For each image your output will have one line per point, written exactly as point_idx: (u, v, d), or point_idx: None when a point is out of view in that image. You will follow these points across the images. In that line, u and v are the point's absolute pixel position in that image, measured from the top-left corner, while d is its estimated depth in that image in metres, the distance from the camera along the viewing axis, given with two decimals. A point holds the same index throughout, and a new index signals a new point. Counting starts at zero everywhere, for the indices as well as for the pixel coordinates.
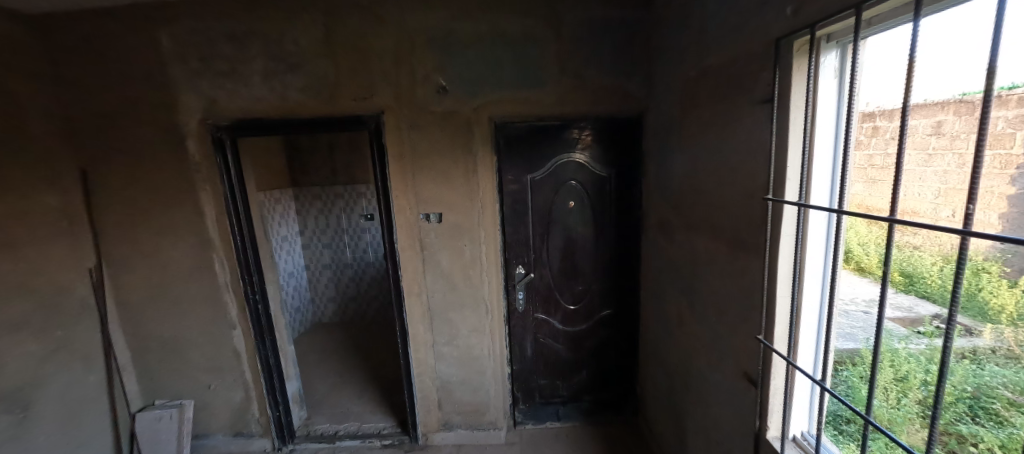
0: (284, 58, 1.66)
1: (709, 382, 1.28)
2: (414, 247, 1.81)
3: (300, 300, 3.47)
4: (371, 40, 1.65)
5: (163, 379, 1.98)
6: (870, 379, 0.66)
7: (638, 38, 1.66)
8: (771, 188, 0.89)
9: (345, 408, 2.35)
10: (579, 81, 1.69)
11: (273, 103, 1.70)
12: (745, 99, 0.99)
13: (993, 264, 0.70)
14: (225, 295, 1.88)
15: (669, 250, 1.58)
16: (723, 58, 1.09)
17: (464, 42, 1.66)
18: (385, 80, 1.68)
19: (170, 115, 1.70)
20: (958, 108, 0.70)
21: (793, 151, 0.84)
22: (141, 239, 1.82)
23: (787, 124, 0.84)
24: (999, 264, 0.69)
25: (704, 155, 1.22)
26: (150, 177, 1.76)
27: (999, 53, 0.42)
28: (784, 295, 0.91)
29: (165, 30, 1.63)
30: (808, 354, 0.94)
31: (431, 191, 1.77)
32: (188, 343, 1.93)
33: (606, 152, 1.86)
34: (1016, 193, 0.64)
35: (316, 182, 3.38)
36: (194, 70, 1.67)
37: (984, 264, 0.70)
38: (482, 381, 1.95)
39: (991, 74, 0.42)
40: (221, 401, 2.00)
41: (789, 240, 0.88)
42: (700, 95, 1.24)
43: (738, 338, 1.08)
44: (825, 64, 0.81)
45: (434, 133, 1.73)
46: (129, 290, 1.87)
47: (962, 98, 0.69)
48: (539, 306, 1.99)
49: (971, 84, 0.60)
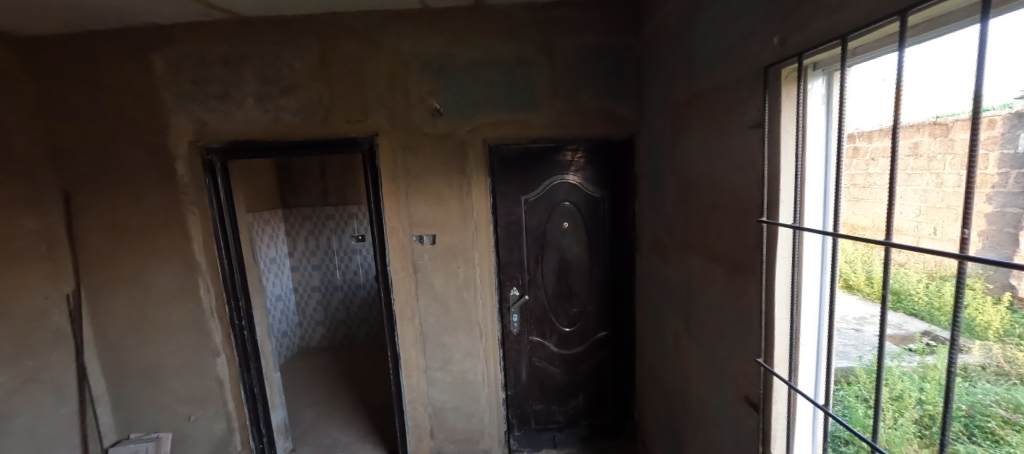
0: (279, 80, 1.67)
1: (708, 408, 1.26)
2: (407, 269, 1.78)
3: (287, 323, 3.38)
4: (368, 63, 1.67)
5: (139, 411, 1.87)
6: (875, 402, 0.63)
7: (629, 63, 1.71)
8: (766, 209, 0.89)
9: (333, 437, 2.26)
10: (573, 104, 1.73)
11: (266, 125, 1.70)
12: (736, 124, 1.01)
13: (977, 281, 0.73)
14: (209, 320, 1.81)
15: (664, 270, 1.57)
16: (712, 86, 1.12)
17: (459, 66, 1.69)
18: (380, 102, 1.70)
19: (161, 136, 1.68)
20: (933, 129, 0.75)
21: (786, 173, 0.86)
22: (122, 262, 1.76)
23: (779, 146, 0.86)
24: (982, 280, 0.73)
25: (697, 179, 1.24)
26: (136, 198, 1.72)
27: (983, 83, 0.42)
28: (783, 317, 0.91)
29: (162, 52, 1.64)
30: (810, 376, 0.93)
31: (425, 213, 1.76)
32: (168, 371, 1.84)
33: (598, 173, 1.89)
34: (993, 211, 0.68)
35: (307, 203, 3.35)
36: (186, 92, 1.67)
37: (969, 280, 0.75)
38: (477, 407, 1.90)
39: (977, 104, 0.43)
40: (201, 434, 1.90)
41: (785, 263, 0.88)
42: (691, 120, 1.26)
43: (737, 363, 1.06)
44: (813, 91, 0.84)
45: (428, 155, 1.74)
46: (107, 316, 1.79)
47: (937, 120, 0.73)
48: (533, 328, 1.96)
49: (958, 107, 0.62)
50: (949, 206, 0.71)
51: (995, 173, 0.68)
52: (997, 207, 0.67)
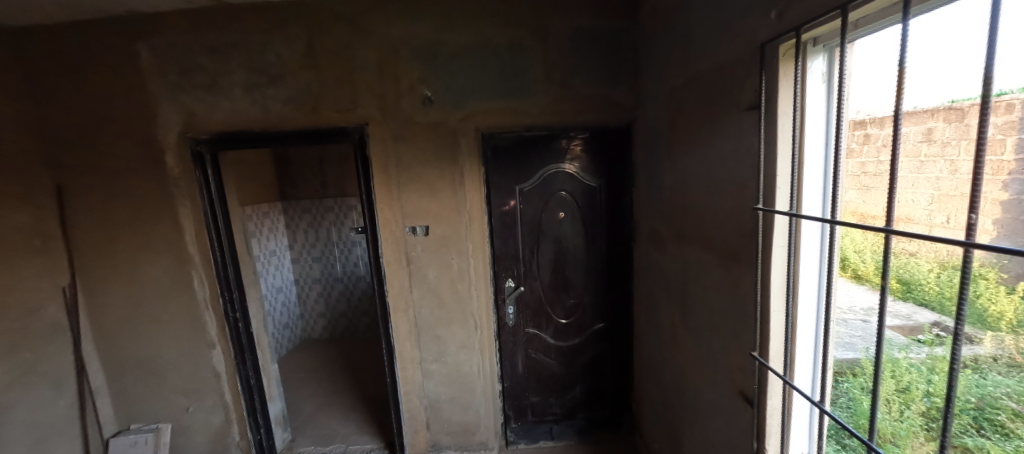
0: (266, 69, 1.64)
1: (703, 401, 1.22)
2: (400, 260, 1.75)
3: (289, 315, 3.39)
4: (355, 51, 1.63)
5: (139, 402, 1.88)
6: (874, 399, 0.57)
7: (625, 47, 1.64)
8: (762, 196, 0.84)
9: (332, 429, 2.27)
10: (567, 90, 1.67)
11: (254, 116, 1.67)
12: (732, 106, 0.95)
13: (990, 271, 0.73)
14: (204, 313, 1.81)
15: (661, 261, 1.53)
16: (708, 66, 1.07)
17: (448, 52, 1.64)
18: (369, 91, 1.66)
19: (149, 128, 1.66)
20: (949, 114, 0.75)
21: (782, 157, 0.80)
22: (117, 255, 1.76)
23: (775, 130, 0.80)
24: (995, 270, 0.73)
25: (694, 166, 1.18)
26: (127, 191, 1.71)
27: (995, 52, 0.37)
28: (778, 309, 0.85)
29: (146, 42, 1.61)
30: (807, 373, 0.88)
31: (417, 203, 1.73)
32: (165, 363, 1.85)
33: (595, 161, 1.84)
34: (1009, 199, 0.69)
35: (306, 196, 3.34)
36: (173, 83, 1.65)
37: (981, 270, 0.74)
38: (472, 399, 1.88)
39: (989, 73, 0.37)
40: (200, 425, 1.91)
41: (782, 253, 0.82)
42: (687, 103, 1.21)
43: (731, 355, 1.02)
44: (813, 69, 0.78)
45: (419, 145, 1.70)
46: (104, 309, 1.80)
47: (952, 105, 0.73)
48: (529, 320, 1.93)
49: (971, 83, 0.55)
50: (962, 194, 0.71)
51: (1013, 158, 0.70)
52: (1014, 194, 0.68)
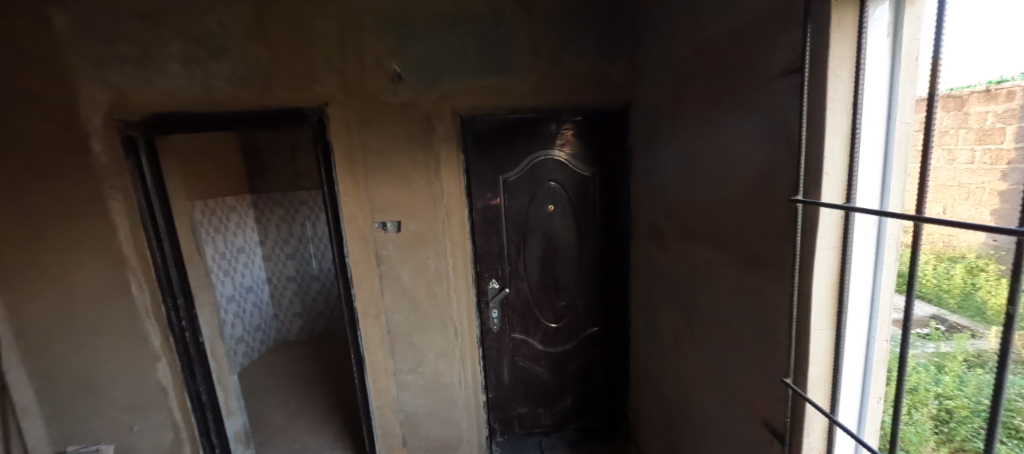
0: (206, 40, 1.39)
1: (714, 424, 1.06)
2: (369, 260, 1.55)
3: (261, 316, 3.16)
4: (311, 19, 1.40)
5: (78, 421, 1.62)
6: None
7: (620, 17, 1.45)
8: (802, 186, 0.65)
9: (303, 443, 2.09)
10: (556, 67, 1.47)
11: (195, 96, 1.44)
12: (758, 74, 0.76)
13: (987, 261, 0.68)
14: (145, 322, 1.60)
15: (662, 260, 1.36)
16: (723, 28, 0.88)
17: (420, 22, 1.42)
18: (329, 66, 1.43)
19: (67, 108, 1.40)
20: (946, 103, 0.74)
21: (832, 136, 0.60)
22: (34, 258, 1.47)
23: (824, 98, 0.60)
24: (993, 261, 0.67)
25: (704, 150, 1.00)
26: (44, 183, 1.43)
27: None
28: (821, 328, 0.67)
29: (60, 5, 1.33)
30: (854, 406, 0.70)
31: (387, 196, 1.53)
32: (106, 377, 1.60)
33: (589, 149, 1.65)
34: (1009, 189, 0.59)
35: (277, 188, 3.11)
36: (95, 55, 1.39)
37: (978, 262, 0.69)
38: (453, 412, 1.71)
39: None
40: (148, 446, 1.70)
41: (828, 257, 0.63)
42: (696, 76, 1.02)
43: (752, 376, 0.85)
44: (877, 17, 0.58)
45: (389, 129, 1.49)
46: (31, 315, 1.49)
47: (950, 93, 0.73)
48: (516, 324, 1.76)
49: None
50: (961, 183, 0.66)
51: (1014, 147, 0.61)
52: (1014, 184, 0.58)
